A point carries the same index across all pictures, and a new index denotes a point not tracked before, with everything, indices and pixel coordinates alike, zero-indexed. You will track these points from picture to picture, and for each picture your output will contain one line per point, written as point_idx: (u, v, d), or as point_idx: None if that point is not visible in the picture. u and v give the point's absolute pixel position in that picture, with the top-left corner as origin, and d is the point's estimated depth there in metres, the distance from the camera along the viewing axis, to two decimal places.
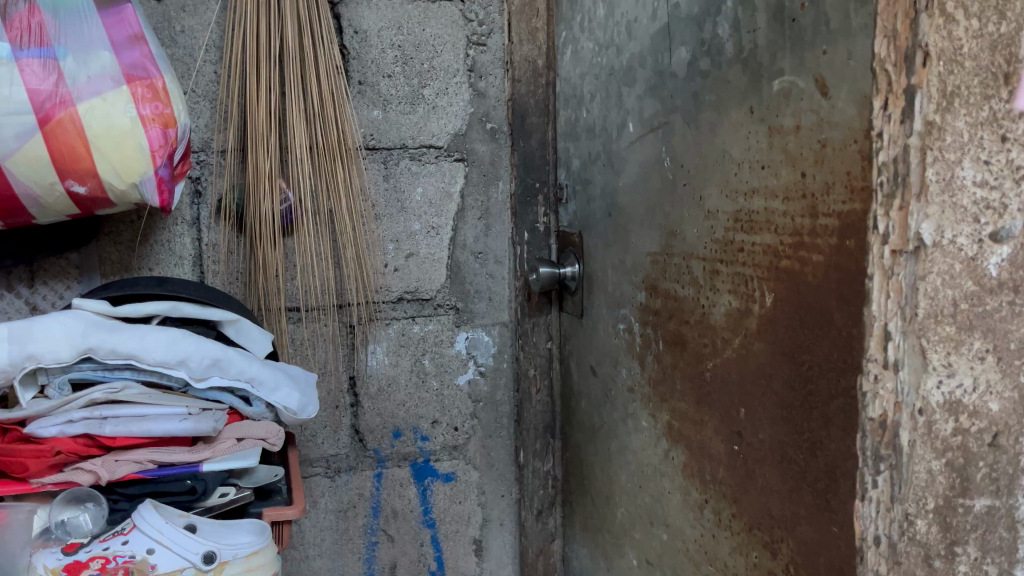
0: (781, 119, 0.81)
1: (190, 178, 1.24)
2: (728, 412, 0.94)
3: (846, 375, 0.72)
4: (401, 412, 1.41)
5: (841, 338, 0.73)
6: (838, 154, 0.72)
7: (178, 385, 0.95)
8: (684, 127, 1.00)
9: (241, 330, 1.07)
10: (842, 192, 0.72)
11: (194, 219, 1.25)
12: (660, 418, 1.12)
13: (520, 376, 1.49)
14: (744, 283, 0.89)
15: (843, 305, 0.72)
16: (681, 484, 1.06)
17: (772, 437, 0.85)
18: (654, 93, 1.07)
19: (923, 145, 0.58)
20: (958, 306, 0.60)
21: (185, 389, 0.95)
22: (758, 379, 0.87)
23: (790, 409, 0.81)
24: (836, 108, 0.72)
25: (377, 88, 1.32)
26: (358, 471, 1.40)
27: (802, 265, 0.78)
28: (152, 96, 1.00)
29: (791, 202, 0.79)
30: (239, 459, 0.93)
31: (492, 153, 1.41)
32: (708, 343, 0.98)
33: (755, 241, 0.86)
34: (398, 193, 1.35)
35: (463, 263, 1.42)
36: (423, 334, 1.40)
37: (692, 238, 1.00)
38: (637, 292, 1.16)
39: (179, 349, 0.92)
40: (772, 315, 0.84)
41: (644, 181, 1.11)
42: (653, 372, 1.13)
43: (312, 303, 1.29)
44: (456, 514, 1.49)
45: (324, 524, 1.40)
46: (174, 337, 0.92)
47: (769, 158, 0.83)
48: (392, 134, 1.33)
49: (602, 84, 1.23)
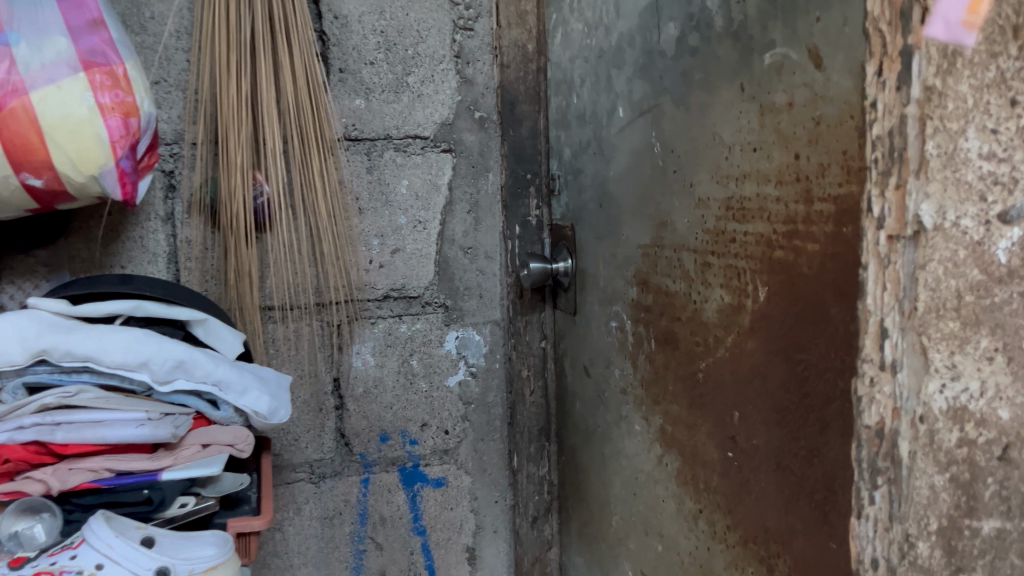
0: (772, 95, 0.74)
1: (164, 172, 1.21)
2: (721, 416, 0.87)
3: (843, 377, 0.66)
4: (389, 415, 1.35)
5: (838, 336, 0.66)
6: (833, 132, 0.66)
7: (142, 389, 0.95)
8: (674, 110, 0.92)
9: (208, 330, 1.05)
10: (838, 173, 0.65)
11: (168, 215, 1.21)
12: (652, 422, 1.03)
13: (513, 378, 1.41)
14: (736, 277, 0.82)
15: (839, 299, 0.66)
16: (676, 493, 0.99)
17: (767, 443, 0.79)
18: (643, 74, 1.00)
19: (923, 113, 0.50)
20: (961, 299, 0.50)
21: (149, 393, 0.96)
22: (752, 380, 0.81)
23: (785, 413, 0.75)
24: (831, 81, 0.66)
25: (359, 76, 1.26)
26: (344, 476, 1.34)
27: (796, 255, 0.72)
28: (111, 83, 0.98)
29: (784, 186, 0.73)
30: (206, 463, 0.93)
31: (480, 143, 1.34)
32: (699, 341, 0.90)
33: (746, 230, 0.80)
34: (382, 186, 1.29)
35: (452, 259, 1.35)
36: (410, 333, 1.34)
37: (682, 229, 0.92)
38: (628, 288, 1.07)
39: (140, 350, 0.92)
40: (766, 311, 0.77)
41: (633, 170, 1.03)
42: (645, 373, 1.04)
43: (278, 298, 1.22)
44: (448, 521, 1.41)
45: (309, 532, 1.33)
46: (136, 338, 0.93)
47: (761, 139, 0.76)
48: (376, 124, 1.28)
49: (591, 68, 1.15)
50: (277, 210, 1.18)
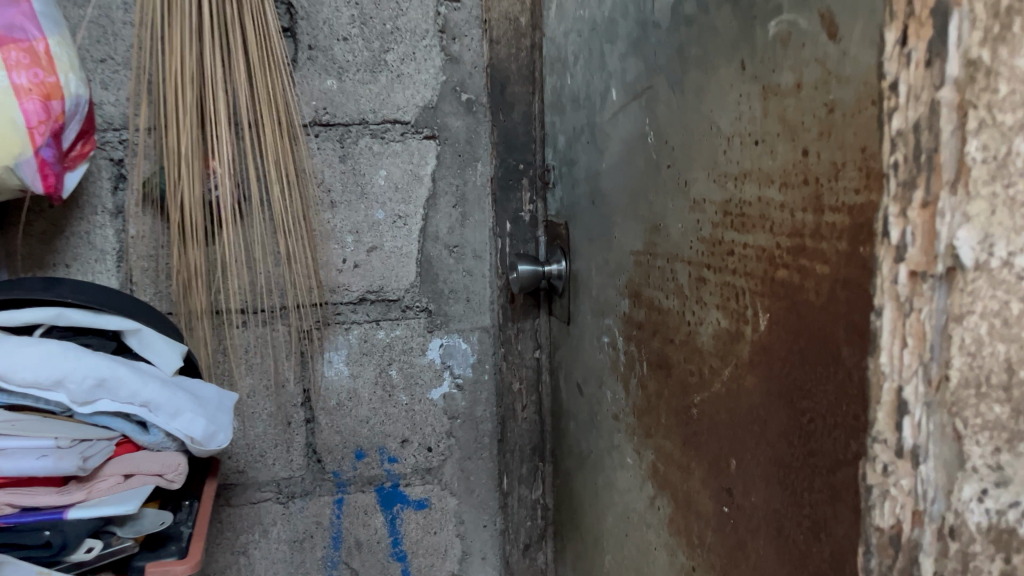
0: (776, 75, 0.59)
1: (113, 160, 1.09)
2: (717, 462, 0.73)
3: (856, 439, 0.51)
4: (364, 430, 1.22)
5: (851, 385, 0.51)
6: (849, 122, 0.50)
7: (61, 410, 0.84)
8: (669, 92, 0.77)
9: (143, 341, 0.93)
10: (854, 176, 0.50)
11: (117, 210, 1.10)
12: (644, 457, 0.89)
13: (504, 392, 1.28)
14: (734, 298, 0.67)
15: (852, 337, 0.51)
16: (667, 542, 0.85)
17: (766, 504, 0.64)
18: (636, 50, 0.84)
19: (962, 100, 0.35)
20: (1013, 374, 0.37)
21: (69, 414, 0.84)
22: (750, 425, 0.66)
23: (787, 471, 0.60)
24: (848, 56, 0.50)
25: (331, 53, 1.12)
26: (315, 496, 1.22)
27: (803, 277, 0.57)
28: (30, 62, 0.86)
29: (789, 189, 0.58)
30: (128, 495, 0.82)
31: (468, 129, 1.20)
32: (693, 370, 0.76)
33: (746, 242, 0.64)
34: (357, 177, 1.16)
35: (436, 258, 1.21)
36: (389, 340, 1.21)
37: (676, 236, 0.77)
38: (620, 300, 0.92)
39: (55, 366, 0.80)
40: (767, 343, 0.62)
41: (626, 163, 0.88)
42: (636, 400, 0.89)
43: (225, 304, 1.07)
44: (431, 546, 1.29)
45: (277, 556, 1.22)
46: (51, 353, 0.81)
47: (763, 130, 0.61)
48: (350, 107, 1.14)
49: (585, 44, 1.00)
50: (233, 205, 1.05)
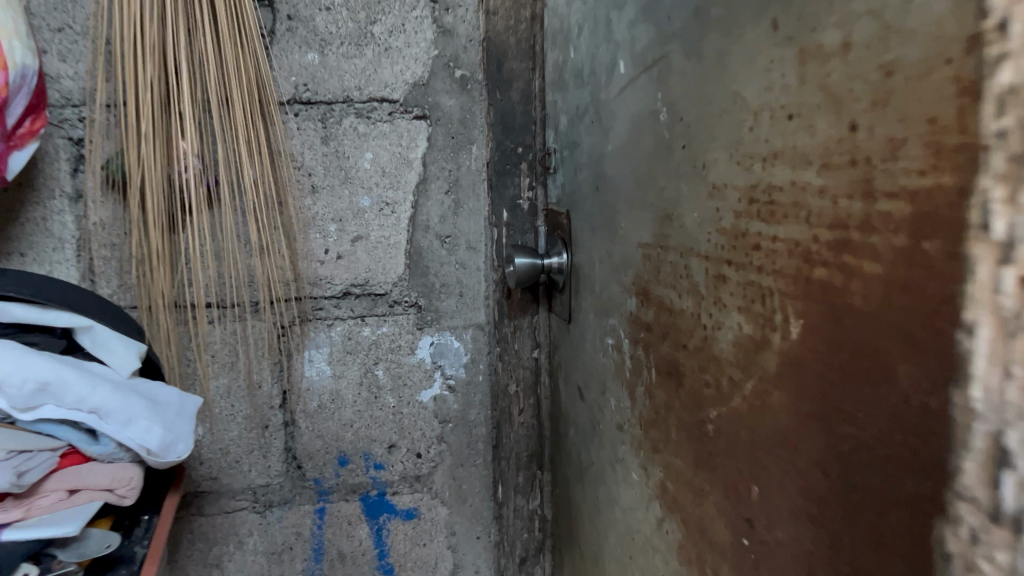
0: (818, 34, 0.49)
1: (72, 140, 1.00)
2: (735, 488, 0.63)
3: (912, 480, 0.41)
4: (348, 435, 1.13)
5: (907, 412, 0.41)
6: (911, 87, 0.40)
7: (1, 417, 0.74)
8: (685, 61, 0.67)
9: (94, 339, 0.84)
10: (917, 154, 0.40)
11: (77, 194, 1.00)
12: (651, 474, 0.80)
13: (499, 394, 1.18)
14: (760, 299, 0.57)
15: (910, 354, 0.41)
16: (675, 572, 0.75)
17: (794, 542, 0.54)
18: (647, 15, 0.74)
19: None
20: None
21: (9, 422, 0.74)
22: (777, 448, 0.56)
23: (821, 506, 0.51)
24: (913, 4, 0.40)
25: (312, 24, 1.02)
26: (295, 505, 1.13)
27: (846, 277, 0.47)
28: None
29: (831, 171, 0.48)
30: (71, 513, 0.73)
31: (462, 108, 1.10)
32: (709, 381, 0.66)
33: (776, 234, 0.55)
34: (340, 160, 1.06)
35: (426, 249, 1.12)
36: (375, 338, 1.12)
37: (691, 226, 0.67)
38: (626, 298, 0.82)
39: None
40: (800, 354, 0.53)
41: (634, 144, 0.78)
42: (643, 411, 0.80)
43: (194, 298, 0.98)
44: (419, 559, 1.20)
45: (253, 568, 1.14)
46: None
47: (800, 101, 0.51)
48: (333, 84, 1.04)
49: (590, 11, 0.89)
50: (202, 190, 0.95)
